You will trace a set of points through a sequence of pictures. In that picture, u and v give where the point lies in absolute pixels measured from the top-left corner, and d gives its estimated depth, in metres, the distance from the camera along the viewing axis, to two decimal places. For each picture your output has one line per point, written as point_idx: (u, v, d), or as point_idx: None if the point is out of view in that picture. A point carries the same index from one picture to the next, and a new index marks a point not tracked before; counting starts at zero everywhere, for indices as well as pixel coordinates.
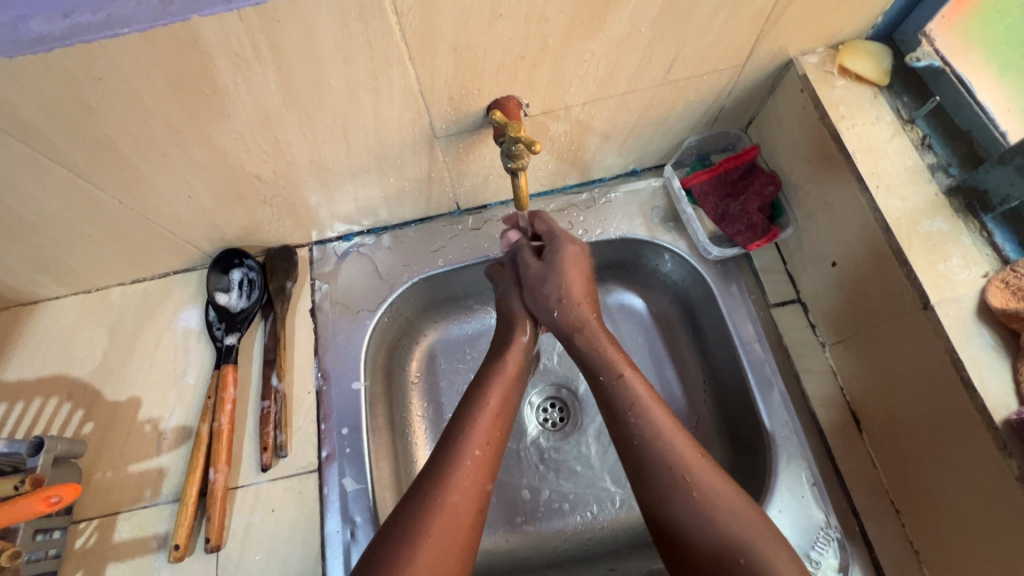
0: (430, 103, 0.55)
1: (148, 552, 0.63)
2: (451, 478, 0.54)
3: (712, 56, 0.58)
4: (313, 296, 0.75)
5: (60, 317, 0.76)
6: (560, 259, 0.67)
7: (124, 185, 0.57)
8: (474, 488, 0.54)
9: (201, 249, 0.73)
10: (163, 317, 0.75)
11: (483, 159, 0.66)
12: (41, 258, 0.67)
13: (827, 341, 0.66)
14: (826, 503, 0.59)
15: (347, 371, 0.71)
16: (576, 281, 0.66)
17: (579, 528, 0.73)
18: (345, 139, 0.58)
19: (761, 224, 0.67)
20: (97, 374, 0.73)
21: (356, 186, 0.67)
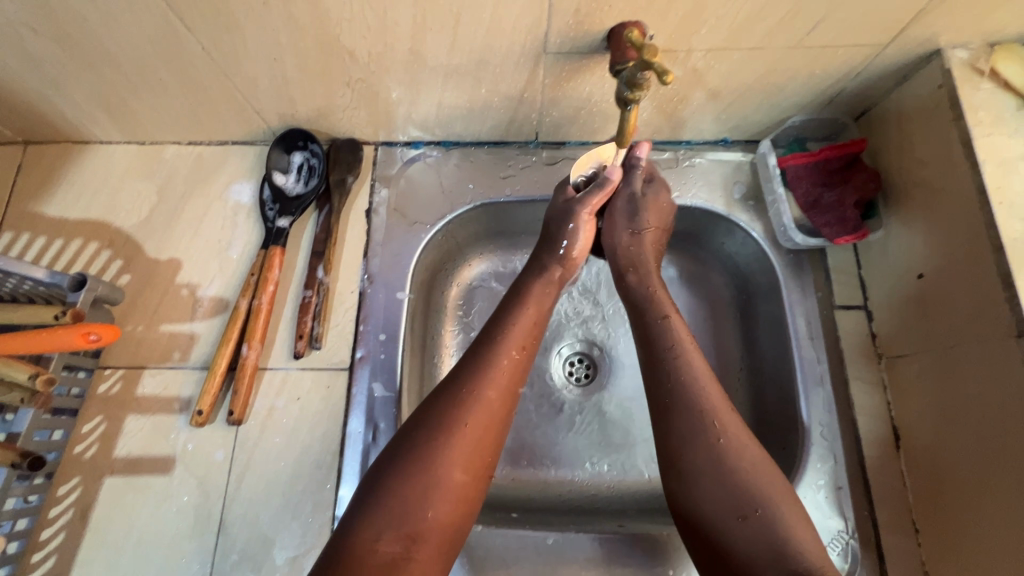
0: (554, 10, 0.51)
1: (169, 412, 0.63)
2: (461, 410, 0.52)
3: (860, 27, 0.53)
4: (371, 198, 0.72)
5: (111, 162, 0.74)
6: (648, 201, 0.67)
7: (213, 30, 0.53)
8: (487, 429, 0.52)
9: (268, 122, 0.69)
10: (214, 185, 0.73)
11: (583, 89, 0.62)
12: (105, 94, 0.64)
13: (884, 353, 0.64)
14: (848, 508, 0.59)
15: (393, 279, 0.69)
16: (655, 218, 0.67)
17: (586, 482, 0.74)
18: (453, 31, 0.54)
19: (853, 219, 0.64)
20: (140, 228, 0.71)
21: (444, 89, 0.63)
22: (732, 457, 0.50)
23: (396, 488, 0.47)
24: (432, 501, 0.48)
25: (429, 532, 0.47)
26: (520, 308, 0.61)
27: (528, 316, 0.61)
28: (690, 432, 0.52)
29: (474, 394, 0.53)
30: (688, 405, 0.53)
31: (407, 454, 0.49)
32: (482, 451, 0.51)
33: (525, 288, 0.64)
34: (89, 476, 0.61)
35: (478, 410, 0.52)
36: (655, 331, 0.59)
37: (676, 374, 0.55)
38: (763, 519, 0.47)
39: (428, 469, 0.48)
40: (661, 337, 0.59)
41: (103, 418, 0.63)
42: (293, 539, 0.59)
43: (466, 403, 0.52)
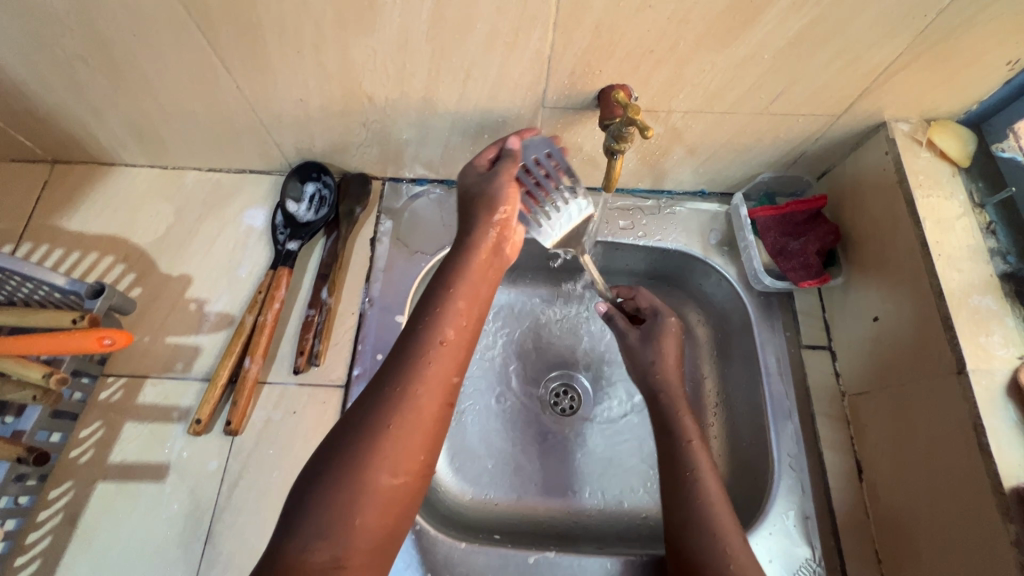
0: (552, 72, 0.58)
1: (167, 421, 0.65)
2: (385, 416, 0.48)
3: (815, 100, 0.62)
4: (376, 228, 0.77)
5: (133, 183, 0.79)
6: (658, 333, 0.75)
7: (249, 72, 0.60)
8: (417, 430, 0.49)
9: (285, 154, 0.75)
10: (230, 208, 0.78)
11: (575, 140, 0.70)
12: (139, 122, 0.70)
13: (847, 390, 0.69)
14: (815, 537, 0.62)
15: (393, 303, 0.73)
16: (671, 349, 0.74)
17: (566, 510, 0.76)
18: (464, 84, 0.61)
19: (816, 266, 0.70)
20: (154, 245, 0.75)
21: (451, 134, 0.70)
22: (728, 544, 0.58)
23: (321, 500, 0.45)
24: (359, 509, 0.45)
25: (358, 541, 0.44)
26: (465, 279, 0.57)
27: (461, 304, 0.56)
28: (694, 519, 0.60)
29: (399, 393, 0.49)
30: (698, 500, 0.61)
31: (333, 465, 0.46)
32: (415, 451, 0.48)
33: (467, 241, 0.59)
34: (82, 480, 0.62)
35: (407, 411, 0.49)
36: (675, 428, 0.68)
37: (690, 470, 0.64)
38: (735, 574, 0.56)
39: (353, 481, 0.45)
40: (680, 431, 0.68)
41: (102, 424, 0.65)
42: None
43: (393, 409, 0.48)
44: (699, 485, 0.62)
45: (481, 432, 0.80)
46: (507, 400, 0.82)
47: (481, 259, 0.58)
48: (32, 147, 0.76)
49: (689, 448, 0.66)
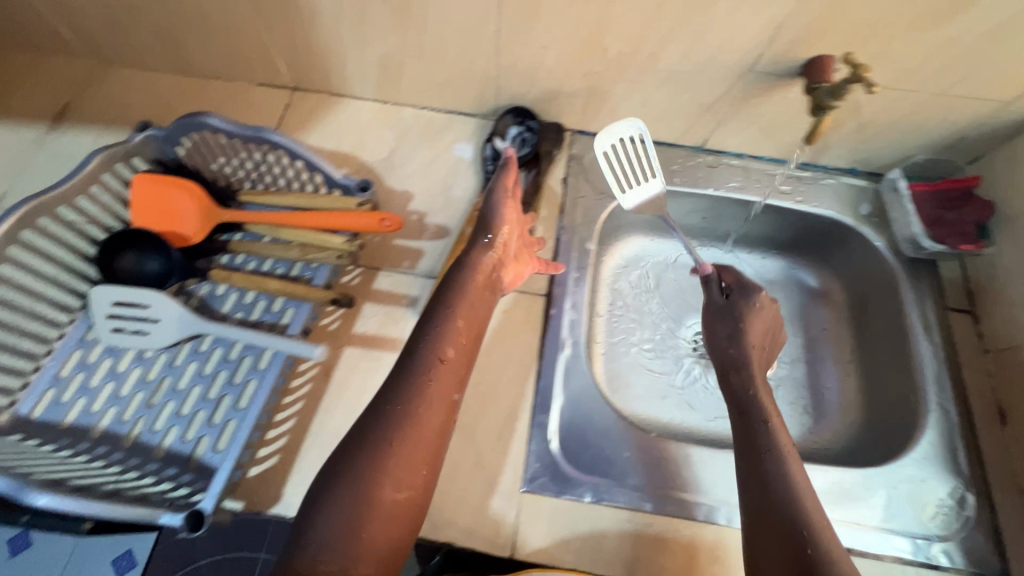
0: (776, 39, 0.69)
1: (400, 305, 0.76)
2: (395, 430, 0.54)
3: (995, 85, 0.71)
4: (567, 170, 0.89)
5: (359, 113, 0.92)
6: (741, 305, 0.74)
7: (515, 18, 0.72)
8: (418, 444, 0.55)
9: (498, 99, 0.87)
10: (442, 142, 0.90)
11: (764, 106, 0.80)
12: (391, 58, 0.82)
13: (990, 348, 0.77)
14: (964, 465, 0.70)
15: (586, 234, 0.84)
16: (757, 324, 0.73)
17: (709, 429, 0.88)
18: (693, 44, 0.72)
19: (971, 234, 0.80)
20: (380, 164, 0.87)
21: (655, 91, 0.81)
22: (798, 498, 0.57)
23: (336, 500, 0.51)
24: (370, 524, 0.51)
25: (366, 556, 0.50)
26: (456, 304, 0.64)
27: (460, 324, 0.63)
28: (769, 477, 0.60)
29: (406, 411, 0.56)
30: (776, 471, 0.60)
31: (340, 479, 0.52)
32: (416, 466, 0.54)
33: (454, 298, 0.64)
34: (332, 343, 0.73)
35: (412, 426, 0.55)
36: (748, 401, 0.68)
37: (767, 440, 0.63)
38: (813, 557, 0.52)
39: (361, 491, 0.51)
40: (743, 390, 0.69)
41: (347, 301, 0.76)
42: (499, 420, 0.70)
43: (396, 422, 0.55)
44: (776, 458, 0.61)
45: (636, 357, 0.92)
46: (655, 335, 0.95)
47: (481, 279, 0.67)
48: (282, 74, 0.89)
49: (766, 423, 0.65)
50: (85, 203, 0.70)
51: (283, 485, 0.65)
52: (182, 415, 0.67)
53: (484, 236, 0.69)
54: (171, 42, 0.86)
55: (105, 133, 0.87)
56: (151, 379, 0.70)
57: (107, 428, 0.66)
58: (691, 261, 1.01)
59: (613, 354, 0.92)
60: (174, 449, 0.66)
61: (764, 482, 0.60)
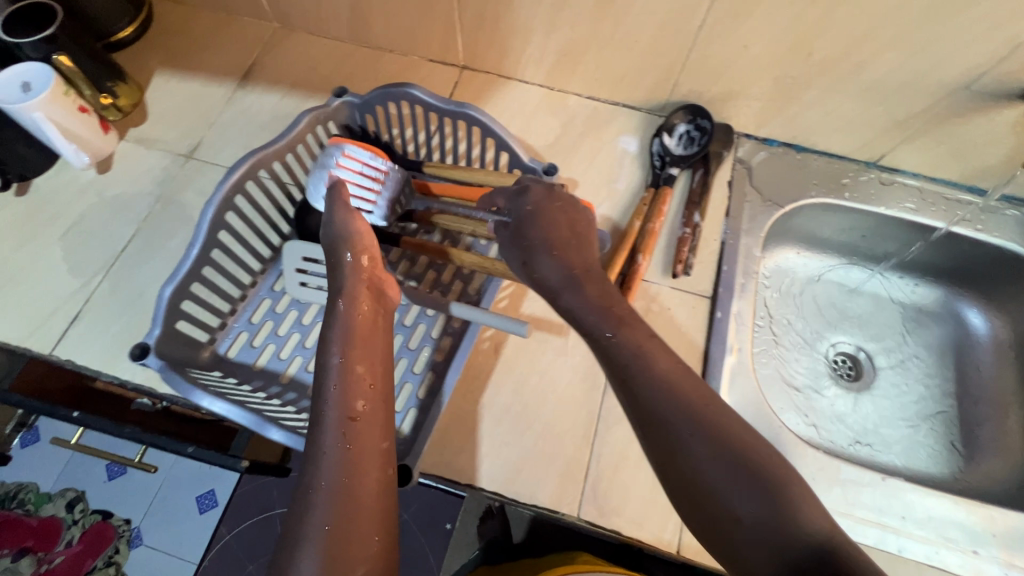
0: (1011, 56, 0.66)
1: None
2: (342, 472, 0.49)
3: None
4: (733, 172, 0.87)
5: (525, 97, 0.93)
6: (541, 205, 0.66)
7: (726, 15, 0.71)
8: (369, 474, 0.50)
9: (673, 95, 0.86)
10: (606, 133, 0.90)
11: (966, 126, 0.77)
12: (577, 45, 0.83)
13: None
14: None
15: (753, 240, 0.83)
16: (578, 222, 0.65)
17: (851, 454, 0.85)
18: (913, 54, 0.69)
19: None
20: (546, 150, 0.88)
21: (848, 101, 0.79)
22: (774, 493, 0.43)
23: (311, 529, 0.46)
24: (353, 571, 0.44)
25: None
26: (342, 348, 0.57)
27: (356, 356, 0.56)
28: (696, 464, 0.46)
29: (323, 479, 0.49)
30: (706, 435, 0.46)
31: (306, 517, 0.46)
32: (367, 533, 0.46)
33: (321, 420, 0.52)
34: None
35: (351, 469, 0.49)
36: (613, 346, 0.53)
37: (657, 376, 0.50)
38: (810, 543, 0.40)
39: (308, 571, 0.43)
40: (602, 320, 0.55)
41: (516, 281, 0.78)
42: None
43: (323, 503, 0.47)
44: (713, 421, 0.48)
45: (778, 371, 0.89)
46: (796, 351, 0.92)
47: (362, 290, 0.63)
48: (458, 52, 0.91)
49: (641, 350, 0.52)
50: (290, 162, 0.74)
51: (457, 452, 0.67)
52: None
53: (346, 253, 0.64)
54: (361, 13, 0.89)
55: (287, 95, 0.92)
56: None
57: (295, 375, 0.70)
58: (838, 278, 0.96)
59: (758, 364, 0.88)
60: None
61: (683, 414, 0.48)
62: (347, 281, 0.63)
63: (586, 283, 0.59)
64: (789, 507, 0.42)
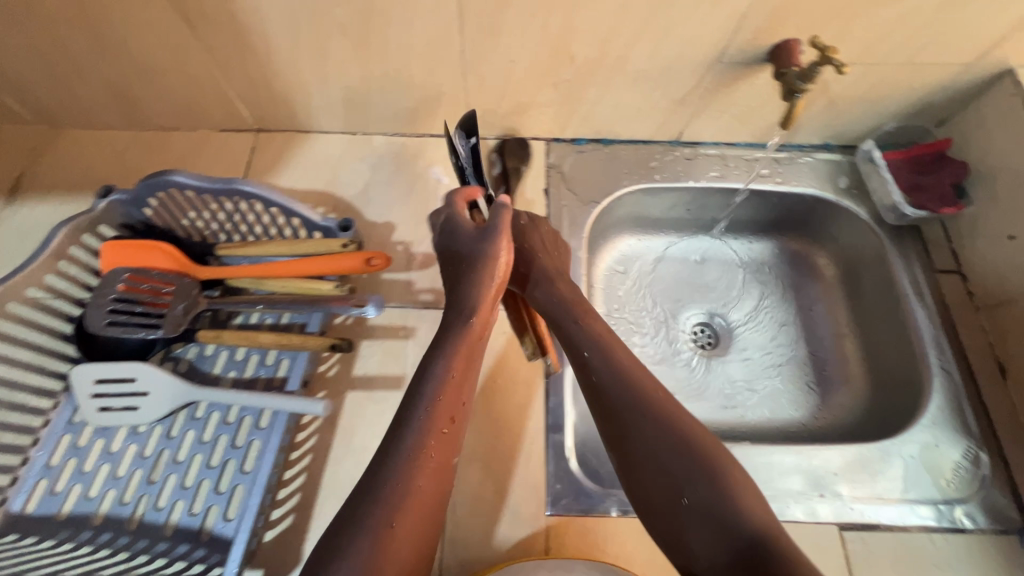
0: (741, 28, 0.69)
1: (397, 338, 0.75)
2: (418, 475, 0.48)
3: (956, 48, 0.72)
4: (548, 179, 0.88)
5: (329, 147, 0.89)
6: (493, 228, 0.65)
7: (480, 36, 0.71)
8: (431, 493, 0.48)
9: (470, 116, 0.86)
10: (417, 167, 0.88)
11: (735, 94, 0.80)
12: (358, 89, 0.81)
13: (982, 304, 0.78)
14: (972, 424, 0.72)
15: (577, 241, 0.83)
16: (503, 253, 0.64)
17: (721, 422, 0.86)
18: (659, 42, 0.72)
19: (949, 196, 0.80)
20: (358, 198, 0.85)
21: (626, 92, 0.81)
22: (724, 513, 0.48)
23: (369, 526, 0.44)
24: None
25: None
26: (443, 364, 0.55)
27: (462, 352, 0.57)
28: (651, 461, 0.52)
29: (406, 477, 0.47)
30: (664, 450, 0.52)
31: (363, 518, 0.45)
32: (417, 536, 0.46)
33: (416, 398, 0.53)
34: (333, 390, 0.71)
35: (427, 471, 0.49)
36: (580, 343, 0.62)
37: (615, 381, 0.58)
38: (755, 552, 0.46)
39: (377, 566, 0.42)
40: (580, 339, 0.62)
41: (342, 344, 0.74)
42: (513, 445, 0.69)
43: (394, 499, 0.46)
44: (658, 434, 0.53)
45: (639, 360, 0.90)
46: (654, 334, 0.93)
47: (482, 321, 0.61)
48: (246, 116, 0.87)
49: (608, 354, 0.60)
50: (57, 280, 0.69)
51: (302, 544, 0.63)
52: (187, 487, 0.64)
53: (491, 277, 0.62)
54: (127, 98, 0.83)
55: (68, 200, 0.84)
56: (149, 455, 0.66)
57: (108, 514, 0.63)
58: (680, 253, 0.98)
59: None
60: (184, 525, 0.62)
61: (670, 472, 0.51)
62: (467, 290, 0.62)
63: (489, 274, 0.62)
64: (739, 510, 0.48)
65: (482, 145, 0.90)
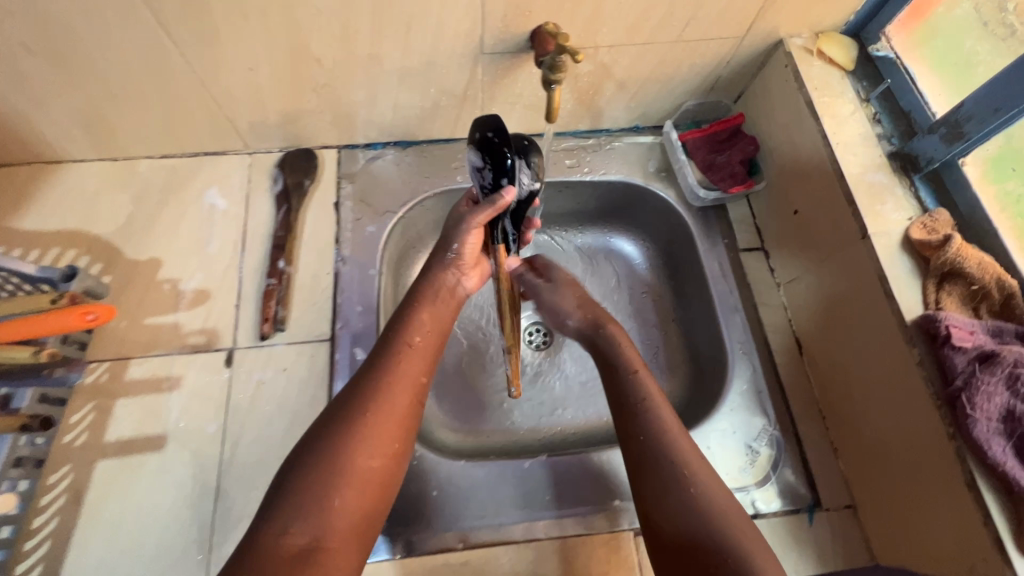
0: (485, 16, 0.63)
1: (159, 392, 0.67)
2: (361, 403, 0.54)
3: (721, 21, 0.69)
4: (338, 192, 0.80)
5: (84, 178, 0.78)
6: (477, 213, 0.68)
7: (197, 43, 0.62)
8: (391, 418, 0.54)
9: (239, 130, 0.77)
10: (189, 192, 0.79)
11: (516, 85, 0.75)
12: (89, 113, 0.70)
13: (781, 281, 0.78)
14: (769, 406, 0.71)
15: (367, 259, 0.76)
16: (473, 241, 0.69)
17: (554, 429, 0.82)
18: (405, 38, 0.65)
19: (740, 173, 0.79)
20: (119, 234, 0.75)
21: (398, 92, 0.74)
22: (677, 459, 0.55)
23: (348, 418, 0.53)
24: (336, 489, 0.49)
25: (337, 520, 0.48)
26: (413, 310, 0.65)
27: (425, 313, 0.65)
28: (649, 458, 0.56)
29: (373, 386, 0.56)
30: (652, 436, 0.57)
31: (309, 450, 0.51)
32: (389, 435, 0.54)
33: (408, 322, 0.63)
34: (81, 462, 0.63)
35: (376, 402, 0.55)
36: (617, 360, 0.65)
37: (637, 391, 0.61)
38: (695, 493, 0.53)
39: (337, 457, 0.51)
40: (625, 364, 0.64)
41: (93, 407, 0.66)
42: None
43: (363, 401, 0.54)
44: (662, 445, 0.56)
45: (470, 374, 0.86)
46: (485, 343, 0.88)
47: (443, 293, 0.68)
48: None
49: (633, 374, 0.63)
50: None
51: None
52: None
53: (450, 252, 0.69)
54: None
55: None
56: None
57: None
58: None
59: (444, 376, 0.84)
60: None
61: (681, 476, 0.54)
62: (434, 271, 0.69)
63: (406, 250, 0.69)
64: (700, 495, 0.52)
65: (265, 159, 0.82)
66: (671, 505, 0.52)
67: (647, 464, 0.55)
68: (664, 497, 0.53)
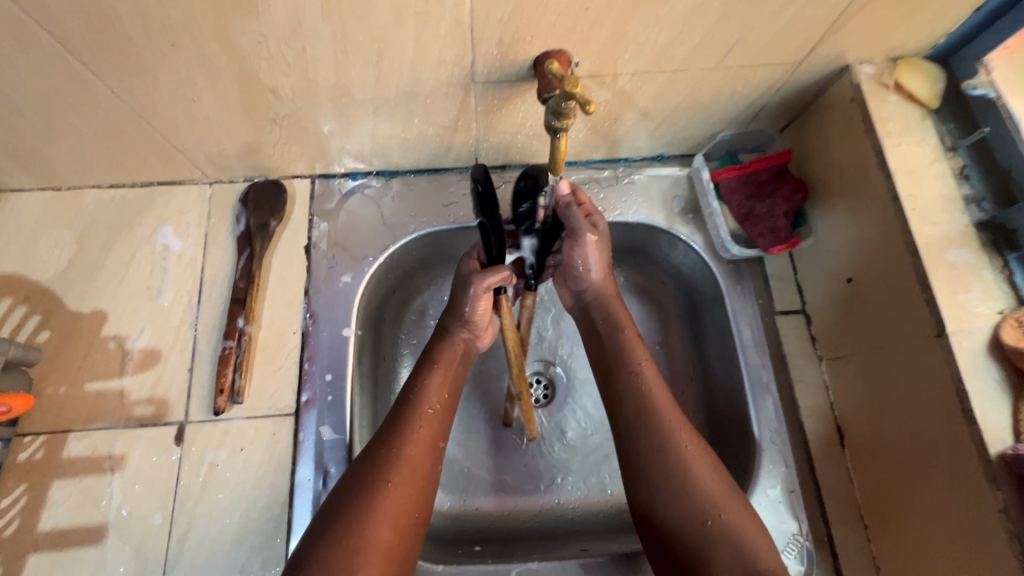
0: (477, 42, 0.50)
1: (100, 474, 0.59)
2: (382, 469, 0.49)
3: (776, 46, 0.55)
4: (311, 233, 0.70)
5: (20, 212, 0.68)
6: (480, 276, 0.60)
7: (122, 74, 0.51)
8: (410, 484, 0.50)
9: (195, 161, 0.66)
10: (140, 230, 0.69)
11: (517, 116, 0.62)
12: (11, 145, 0.59)
13: (824, 355, 0.66)
14: (802, 512, 0.60)
15: (338, 316, 0.66)
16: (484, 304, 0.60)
17: (552, 507, 0.71)
18: (378, 66, 0.53)
19: (784, 229, 0.66)
20: (59, 281, 0.66)
21: (376, 123, 0.62)
22: (696, 479, 0.50)
23: (367, 487, 0.48)
24: (358, 564, 0.44)
25: None
26: (430, 367, 0.58)
27: (440, 369, 0.59)
28: (670, 478, 0.50)
29: (393, 450, 0.51)
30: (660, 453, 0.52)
31: (333, 519, 0.46)
32: (405, 506, 0.48)
33: (422, 378, 0.57)
34: (11, 555, 0.56)
35: (397, 467, 0.50)
36: (614, 352, 0.59)
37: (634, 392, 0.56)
38: (725, 524, 0.48)
39: (354, 529, 0.45)
40: (622, 357, 0.59)
41: (25, 489, 0.58)
42: None
43: (384, 466, 0.49)
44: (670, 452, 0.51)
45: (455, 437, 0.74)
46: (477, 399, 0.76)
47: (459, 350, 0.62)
48: None
49: (635, 373, 0.57)
50: None
51: None
52: None
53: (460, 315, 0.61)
54: None
55: None
56: None
57: None
58: None
59: None
60: None
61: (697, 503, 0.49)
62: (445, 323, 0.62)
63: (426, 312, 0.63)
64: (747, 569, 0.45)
65: (228, 191, 0.71)
66: (720, 556, 0.46)
67: (666, 486, 0.50)
68: (716, 544, 0.47)
